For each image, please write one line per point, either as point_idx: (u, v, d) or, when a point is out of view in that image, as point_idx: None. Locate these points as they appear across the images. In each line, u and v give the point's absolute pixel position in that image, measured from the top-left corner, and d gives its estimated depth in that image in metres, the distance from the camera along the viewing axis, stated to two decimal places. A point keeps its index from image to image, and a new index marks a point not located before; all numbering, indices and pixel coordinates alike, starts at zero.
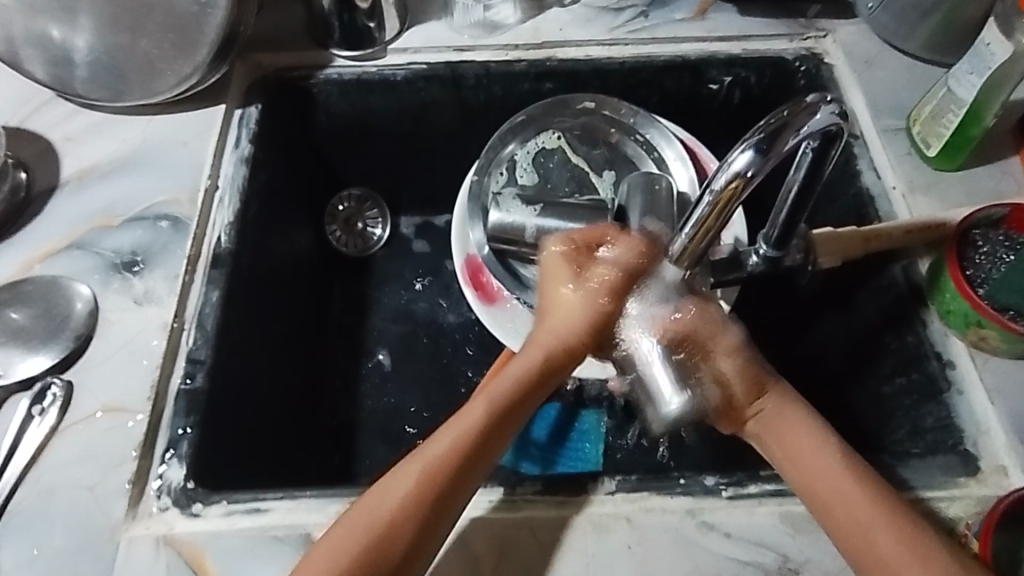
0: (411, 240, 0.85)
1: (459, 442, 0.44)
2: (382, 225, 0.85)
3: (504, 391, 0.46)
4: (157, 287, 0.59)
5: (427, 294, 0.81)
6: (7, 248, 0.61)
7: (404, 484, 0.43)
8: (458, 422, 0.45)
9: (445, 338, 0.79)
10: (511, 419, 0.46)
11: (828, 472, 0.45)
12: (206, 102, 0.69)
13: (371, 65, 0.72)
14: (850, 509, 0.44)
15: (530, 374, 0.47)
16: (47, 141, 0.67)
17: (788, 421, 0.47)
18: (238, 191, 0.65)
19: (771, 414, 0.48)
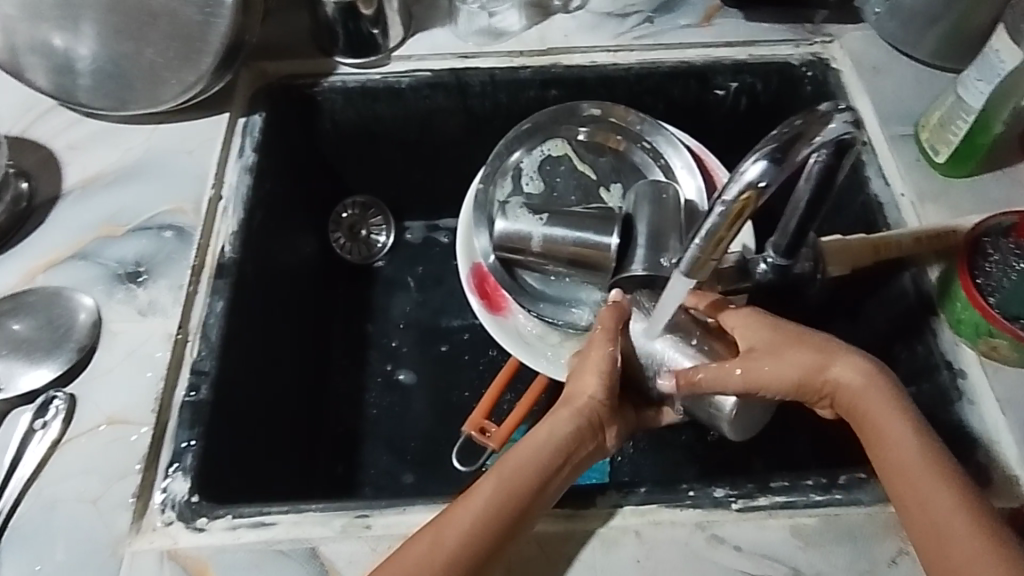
0: (416, 246, 0.85)
1: (474, 515, 0.45)
2: (387, 232, 0.85)
3: (515, 468, 0.47)
4: (161, 296, 0.58)
5: (428, 302, 0.81)
6: (10, 257, 0.61)
7: (422, 546, 0.45)
8: (473, 493, 0.46)
9: (451, 345, 0.78)
10: (528, 495, 0.47)
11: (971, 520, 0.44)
12: (210, 110, 0.69)
13: (375, 73, 0.72)
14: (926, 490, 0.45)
15: (547, 451, 0.49)
16: (50, 149, 0.67)
17: (868, 389, 0.48)
18: (243, 199, 0.64)
19: (915, 458, 0.45)
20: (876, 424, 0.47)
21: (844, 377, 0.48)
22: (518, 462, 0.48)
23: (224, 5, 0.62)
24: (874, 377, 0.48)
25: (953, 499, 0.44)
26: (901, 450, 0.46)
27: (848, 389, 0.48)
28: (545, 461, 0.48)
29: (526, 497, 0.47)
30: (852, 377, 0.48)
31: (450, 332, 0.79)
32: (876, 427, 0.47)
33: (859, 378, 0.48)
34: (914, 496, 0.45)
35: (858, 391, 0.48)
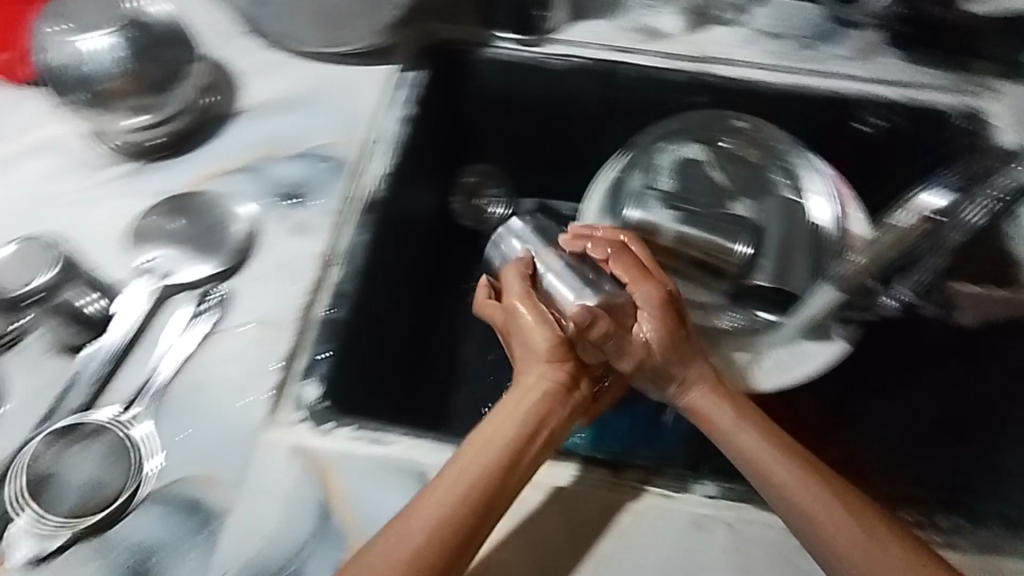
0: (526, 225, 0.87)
1: (449, 509, 0.45)
2: (503, 205, 0.87)
3: (472, 462, 0.47)
4: (315, 218, 0.63)
5: None
6: (180, 161, 0.65)
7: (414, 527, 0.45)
8: (434, 492, 0.46)
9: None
10: (495, 476, 0.47)
11: (846, 523, 0.46)
12: (378, 59, 0.73)
13: (534, 51, 0.76)
14: (841, 537, 0.45)
15: (508, 430, 0.49)
16: (230, 70, 0.72)
17: (766, 446, 0.49)
18: (397, 147, 0.69)
19: (826, 509, 0.46)
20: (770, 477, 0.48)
21: (740, 440, 0.50)
22: (469, 457, 0.48)
23: None
24: (766, 438, 0.50)
25: (874, 543, 0.45)
26: (803, 495, 0.47)
27: (743, 456, 0.50)
28: (503, 442, 0.49)
29: (503, 466, 0.48)
30: (750, 446, 0.50)
31: None
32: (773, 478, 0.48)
33: (749, 438, 0.50)
34: (836, 551, 0.45)
35: (750, 449, 0.50)
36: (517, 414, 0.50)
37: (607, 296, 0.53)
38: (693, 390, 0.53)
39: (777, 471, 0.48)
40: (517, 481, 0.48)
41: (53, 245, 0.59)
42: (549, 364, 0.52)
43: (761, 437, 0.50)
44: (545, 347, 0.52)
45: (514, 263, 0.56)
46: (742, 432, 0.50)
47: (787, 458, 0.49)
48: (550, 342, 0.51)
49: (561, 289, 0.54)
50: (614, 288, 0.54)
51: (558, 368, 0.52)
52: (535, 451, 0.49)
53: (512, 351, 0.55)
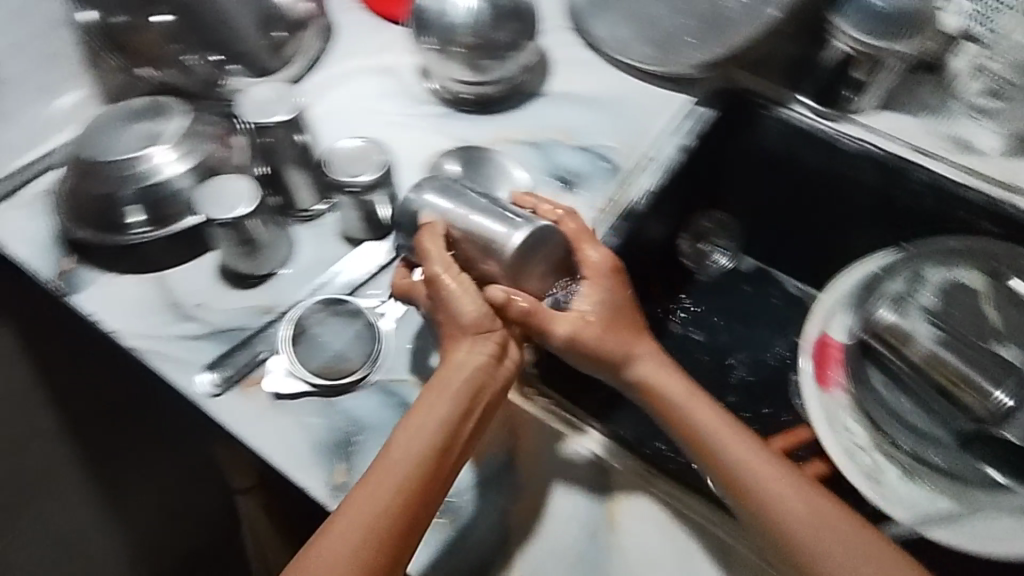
0: (746, 286, 0.88)
1: (381, 503, 0.45)
2: (727, 257, 0.88)
3: (401, 452, 0.47)
4: (580, 209, 0.68)
5: (733, 335, 0.84)
6: (484, 119, 0.73)
7: (354, 531, 0.45)
8: (367, 490, 0.46)
9: (733, 383, 0.80)
10: (432, 461, 0.47)
11: (799, 517, 0.46)
12: (680, 87, 0.77)
13: (826, 125, 0.73)
14: (832, 540, 0.46)
15: (444, 421, 0.48)
16: (548, 56, 0.78)
17: (716, 419, 0.51)
18: (666, 169, 0.70)
19: (815, 516, 0.47)
20: (761, 486, 0.48)
21: (724, 439, 0.50)
22: (401, 448, 0.47)
23: None
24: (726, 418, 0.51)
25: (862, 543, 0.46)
26: (787, 495, 0.47)
27: (727, 465, 0.49)
28: (435, 438, 0.48)
29: (432, 461, 0.47)
30: (738, 451, 0.49)
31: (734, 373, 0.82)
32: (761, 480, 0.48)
33: (729, 440, 0.50)
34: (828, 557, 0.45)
35: (733, 452, 0.49)
36: (432, 417, 0.48)
37: (520, 255, 0.52)
38: (620, 344, 0.53)
39: (747, 471, 0.48)
40: (445, 472, 0.48)
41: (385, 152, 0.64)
42: (490, 339, 0.51)
43: (743, 439, 0.50)
44: (473, 317, 0.51)
45: (431, 226, 0.54)
46: (705, 413, 0.51)
47: (709, 410, 0.51)
48: (478, 308, 0.51)
49: (491, 227, 0.53)
50: (559, 245, 0.54)
51: (487, 341, 0.51)
52: (464, 430, 0.49)
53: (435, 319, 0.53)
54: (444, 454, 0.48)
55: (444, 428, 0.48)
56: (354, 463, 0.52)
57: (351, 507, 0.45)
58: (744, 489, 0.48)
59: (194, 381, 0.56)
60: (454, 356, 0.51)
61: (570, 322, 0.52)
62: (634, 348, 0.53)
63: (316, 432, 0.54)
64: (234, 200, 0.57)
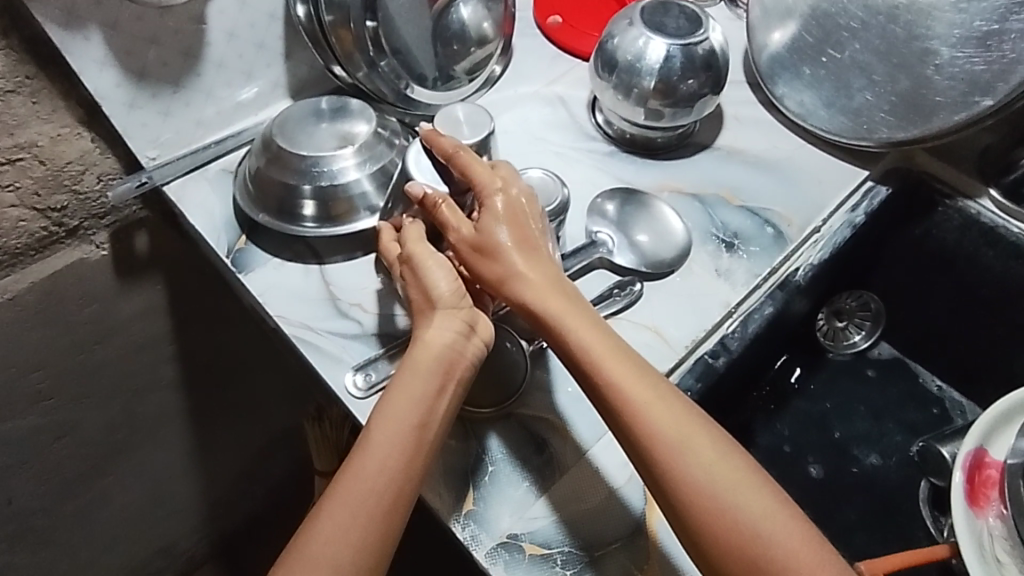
0: (871, 371, 0.83)
1: (371, 484, 0.47)
2: (864, 335, 0.84)
3: (385, 437, 0.49)
4: (738, 271, 0.66)
5: (858, 422, 0.80)
6: (648, 164, 0.73)
7: (347, 519, 0.47)
8: (356, 474, 0.48)
9: (852, 478, 0.77)
10: (415, 442, 0.49)
11: (686, 453, 0.49)
12: (857, 160, 0.73)
13: (1017, 225, 0.70)
14: (736, 506, 0.47)
15: (420, 401, 0.50)
16: (721, 109, 0.77)
17: (625, 367, 0.51)
18: (831, 246, 0.69)
19: (713, 477, 0.48)
20: (670, 455, 0.49)
21: (633, 391, 0.50)
22: (383, 434, 0.49)
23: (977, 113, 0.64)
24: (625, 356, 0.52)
25: (759, 505, 0.47)
26: (695, 456, 0.48)
27: (642, 425, 0.50)
28: (412, 418, 0.49)
29: (407, 444, 0.49)
30: (651, 404, 0.50)
31: (855, 464, 0.78)
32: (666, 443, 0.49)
33: (611, 361, 0.51)
34: (724, 517, 0.47)
35: (647, 417, 0.50)
36: (404, 404, 0.50)
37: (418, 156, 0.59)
38: (507, 240, 0.54)
39: (632, 402, 0.50)
40: (419, 454, 0.49)
41: (564, 187, 0.64)
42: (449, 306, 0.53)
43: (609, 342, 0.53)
44: (448, 293, 0.53)
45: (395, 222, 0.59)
46: (616, 357, 0.52)
47: (641, 378, 0.51)
48: (454, 288, 0.53)
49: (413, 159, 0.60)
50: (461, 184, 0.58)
51: (454, 319, 0.53)
52: (441, 405, 0.51)
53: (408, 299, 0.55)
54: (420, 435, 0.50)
55: (405, 405, 0.50)
56: (484, 492, 0.53)
57: (343, 490, 0.47)
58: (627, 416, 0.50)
59: (343, 381, 0.57)
60: (417, 340, 0.52)
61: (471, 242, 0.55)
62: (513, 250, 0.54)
63: (453, 457, 0.54)
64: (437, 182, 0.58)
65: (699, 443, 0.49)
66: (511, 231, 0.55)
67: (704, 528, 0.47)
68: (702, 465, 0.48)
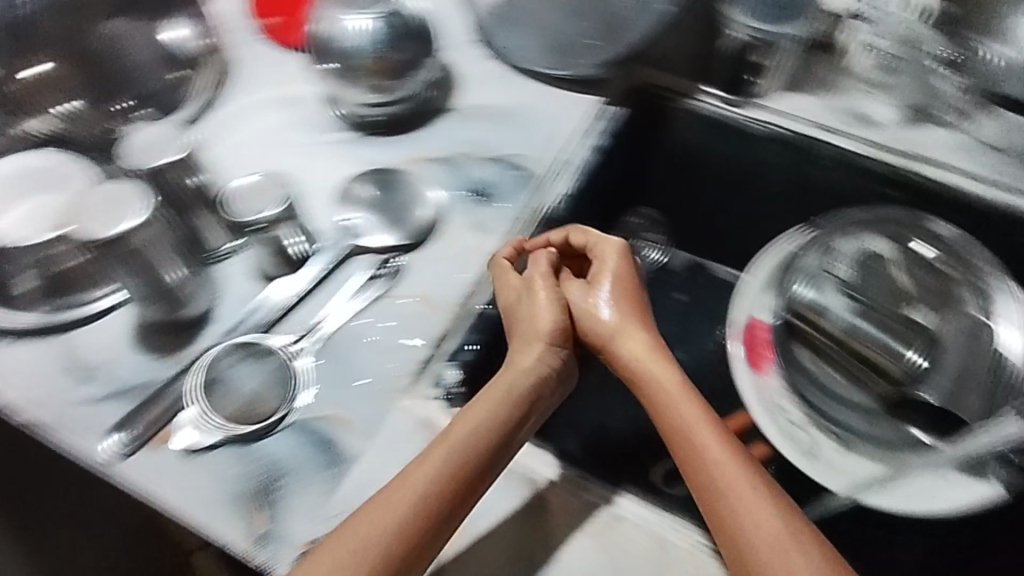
0: (678, 294, 0.87)
1: (444, 479, 0.48)
2: (660, 252, 0.88)
3: (463, 440, 0.50)
4: (494, 220, 0.68)
5: (667, 325, 0.85)
6: (392, 143, 0.72)
7: (399, 509, 0.47)
8: (428, 463, 0.49)
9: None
10: (485, 454, 0.50)
11: (729, 466, 0.50)
12: (586, 89, 0.77)
13: (737, 112, 0.76)
14: (763, 525, 0.47)
15: (503, 416, 0.52)
16: (454, 70, 0.78)
17: (703, 419, 0.53)
18: (582, 173, 0.72)
19: (745, 494, 0.49)
20: (710, 473, 0.50)
21: (687, 419, 0.54)
22: (461, 437, 0.50)
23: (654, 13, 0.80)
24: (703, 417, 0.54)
25: (785, 527, 0.47)
26: (732, 478, 0.50)
27: (689, 435, 0.53)
28: (495, 434, 0.51)
29: (482, 457, 0.50)
30: (709, 438, 0.52)
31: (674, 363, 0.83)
32: (710, 464, 0.51)
33: (693, 417, 0.54)
34: (750, 533, 0.47)
35: (700, 442, 0.52)
36: (495, 420, 0.52)
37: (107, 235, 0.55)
38: (604, 310, 0.61)
39: (686, 428, 0.53)
40: (489, 475, 0.50)
41: (285, 188, 0.67)
42: (546, 340, 0.58)
43: (694, 402, 0.54)
44: (547, 328, 0.59)
45: (502, 262, 0.62)
46: (691, 411, 0.54)
47: (713, 433, 0.52)
48: (552, 324, 0.59)
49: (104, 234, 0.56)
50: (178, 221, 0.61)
51: (540, 345, 0.58)
52: (524, 434, 0.54)
53: (508, 312, 0.60)
54: (500, 460, 0.51)
55: (495, 423, 0.52)
56: (276, 509, 0.51)
57: (409, 480, 0.48)
58: (670, 433, 0.54)
59: (99, 447, 0.53)
60: (518, 360, 0.57)
61: (573, 303, 0.61)
62: (612, 316, 0.60)
63: (238, 482, 0.52)
64: (120, 210, 0.56)
65: (748, 476, 0.50)
66: (610, 311, 0.60)
67: (734, 539, 0.48)
68: (745, 490, 0.49)
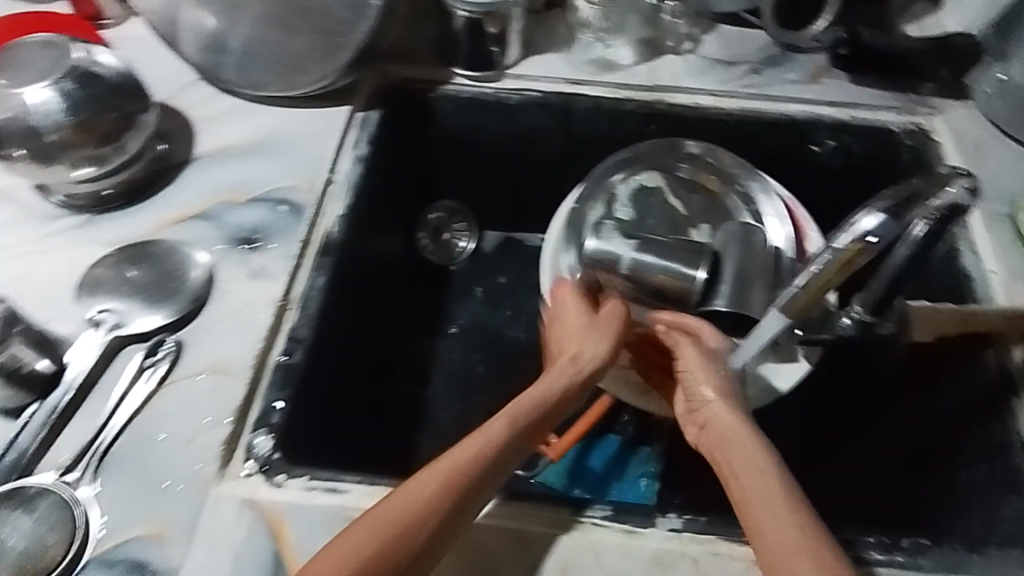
0: (502, 278, 0.89)
1: (455, 474, 0.47)
2: (468, 238, 0.90)
3: (494, 440, 0.50)
4: (271, 264, 0.62)
5: (494, 308, 0.87)
6: (137, 210, 0.65)
7: (394, 512, 0.44)
8: (454, 458, 0.48)
9: (513, 353, 0.84)
10: (504, 463, 0.50)
11: (750, 474, 0.48)
12: (335, 101, 0.74)
13: (489, 88, 0.76)
14: (784, 537, 0.44)
15: (539, 408, 0.54)
16: (188, 117, 0.72)
17: (744, 429, 0.52)
18: (351, 189, 0.68)
19: (773, 503, 0.46)
20: (742, 479, 0.48)
21: (725, 424, 0.52)
22: (482, 441, 0.50)
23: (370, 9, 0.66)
24: (738, 425, 0.52)
25: (806, 539, 0.43)
26: (761, 486, 0.47)
27: (721, 435, 0.52)
28: (527, 426, 0.52)
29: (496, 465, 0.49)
30: (745, 446, 0.50)
31: (513, 341, 0.85)
32: (743, 469, 0.49)
33: (733, 417, 0.53)
34: (773, 542, 0.44)
35: (734, 445, 0.51)
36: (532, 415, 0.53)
37: None
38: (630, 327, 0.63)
39: (727, 431, 0.52)
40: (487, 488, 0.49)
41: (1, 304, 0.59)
42: (598, 356, 0.59)
43: (735, 418, 0.53)
44: (613, 331, 0.60)
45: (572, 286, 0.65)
46: (729, 415, 0.53)
47: (755, 440, 0.51)
48: (603, 336, 0.60)
49: None
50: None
51: (597, 346, 0.59)
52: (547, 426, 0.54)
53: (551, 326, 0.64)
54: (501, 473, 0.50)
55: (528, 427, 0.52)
56: None
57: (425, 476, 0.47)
58: (717, 444, 0.52)
59: None
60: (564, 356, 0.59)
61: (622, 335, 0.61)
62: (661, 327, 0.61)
63: None
64: None
65: (777, 486, 0.47)
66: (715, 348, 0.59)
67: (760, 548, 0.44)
68: (771, 492, 0.46)
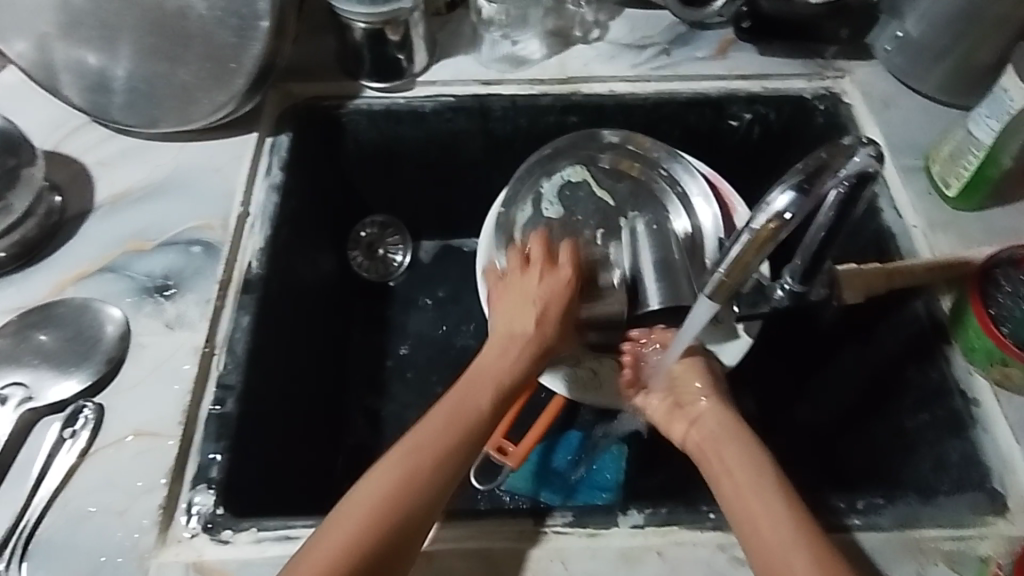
0: (442, 291, 0.87)
1: (399, 483, 0.47)
2: (403, 252, 0.88)
3: (433, 443, 0.50)
4: (189, 310, 0.59)
5: (439, 317, 0.85)
6: (38, 271, 0.61)
7: (359, 519, 0.46)
8: (399, 465, 0.49)
9: (462, 362, 0.82)
10: (440, 465, 0.49)
11: (738, 466, 0.51)
12: (239, 129, 0.70)
13: (401, 97, 0.74)
14: (768, 522, 0.46)
15: (470, 414, 0.53)
16: (81, 164, 0.67)
17: (733, 429, 0.54)
18: (268, 218, 0.65)
19: (761, 491, 0.48)
20: (732, 469, 0.51)
21: (711, 425, 0.55)
22: (421, 446, 0.50)
23: (258, 30, 0.62)
24: (732, 426, 0.54)
25: (789, 523, 0.46)
26: (750, 477, 0.49)
27: (707, 434, 0.54)
28: (458, 430, 0.51)
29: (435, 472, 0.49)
30: (731, 442, 0.53)
31: (461, 349, 0.83)
32: (731, 463, 0.51)
33: (720, 419, 0.55)
34: (758, 526, 0.46)
35: (721, 441, 0.53)
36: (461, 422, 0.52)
37: None
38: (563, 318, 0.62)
39: (711, 430, 0.54)
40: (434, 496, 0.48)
41: None
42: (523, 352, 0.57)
43: (729, 420, 0.55)
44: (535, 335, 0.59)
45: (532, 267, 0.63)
46: (717, 415, 0.55)
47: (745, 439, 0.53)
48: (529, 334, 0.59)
49: None
50: None
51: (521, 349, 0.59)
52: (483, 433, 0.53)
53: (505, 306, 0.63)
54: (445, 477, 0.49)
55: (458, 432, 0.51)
56: None
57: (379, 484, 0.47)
58: (705, 440, 0.54)
59: None
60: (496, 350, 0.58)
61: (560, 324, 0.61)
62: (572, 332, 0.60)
63: None
64: None
65: (767, 478, 0.49)
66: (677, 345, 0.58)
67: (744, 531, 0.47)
68: (759, 482, 0.49)
